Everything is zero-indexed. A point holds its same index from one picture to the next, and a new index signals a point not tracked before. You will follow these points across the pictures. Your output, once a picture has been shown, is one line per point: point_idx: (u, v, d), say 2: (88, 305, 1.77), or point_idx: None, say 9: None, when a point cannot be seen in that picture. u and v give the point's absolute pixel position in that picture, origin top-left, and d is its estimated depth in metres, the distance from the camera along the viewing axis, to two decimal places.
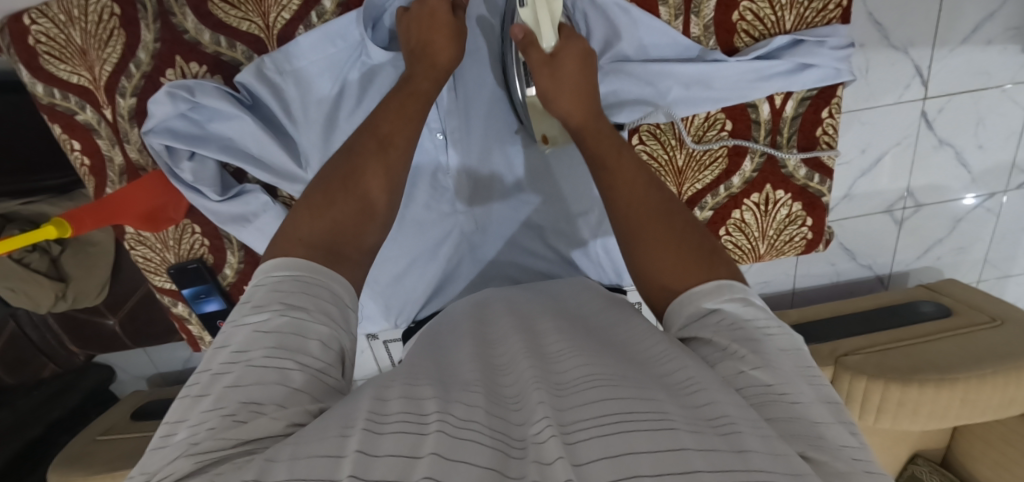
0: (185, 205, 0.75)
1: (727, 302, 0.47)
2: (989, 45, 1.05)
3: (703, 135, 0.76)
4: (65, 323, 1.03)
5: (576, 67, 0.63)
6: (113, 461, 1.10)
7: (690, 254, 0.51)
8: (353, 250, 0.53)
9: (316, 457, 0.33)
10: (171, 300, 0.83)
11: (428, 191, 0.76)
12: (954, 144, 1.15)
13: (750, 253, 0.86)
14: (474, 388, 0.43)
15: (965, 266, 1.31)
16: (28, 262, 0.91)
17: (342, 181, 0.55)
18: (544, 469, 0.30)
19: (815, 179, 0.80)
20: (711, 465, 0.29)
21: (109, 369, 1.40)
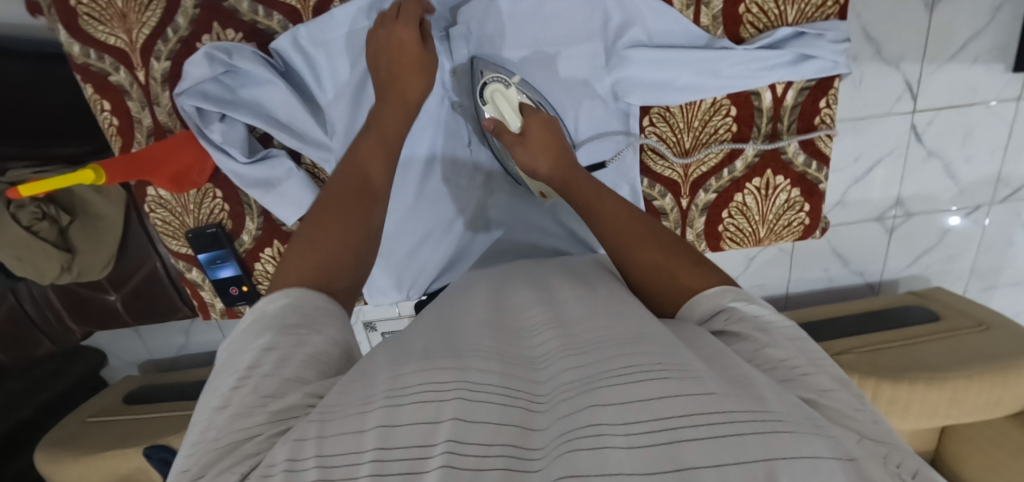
0: (210, 169, 0.76)
1: (734, 300, 0.51)
2: (975, 62, 1.11)
3: (709, 120, 0.80)
4: (65, 298, 1.02)
5: (543, 131, 0.69)
6: (106, 441, 1.09)
7: (687, 267, 0.56)
8: (342, 282, 0.56)
9: (343, 435, 0.36)
10: (185, 265, 0.84)
11: (447, 165, 0.80)
12: (943, 156, 1.20)
13: (750, 237, 0.89)
14: (497, 354, 0.45)
15: (953, 275, 1.35)
16: (36, 230, 0.88)
17: (343, 212, 0.59)
18: (574, 419, 0.34)
19: (812, 167, 0.84)
20: (736, 406, 0.34)
21: (101, 354, 1.39)
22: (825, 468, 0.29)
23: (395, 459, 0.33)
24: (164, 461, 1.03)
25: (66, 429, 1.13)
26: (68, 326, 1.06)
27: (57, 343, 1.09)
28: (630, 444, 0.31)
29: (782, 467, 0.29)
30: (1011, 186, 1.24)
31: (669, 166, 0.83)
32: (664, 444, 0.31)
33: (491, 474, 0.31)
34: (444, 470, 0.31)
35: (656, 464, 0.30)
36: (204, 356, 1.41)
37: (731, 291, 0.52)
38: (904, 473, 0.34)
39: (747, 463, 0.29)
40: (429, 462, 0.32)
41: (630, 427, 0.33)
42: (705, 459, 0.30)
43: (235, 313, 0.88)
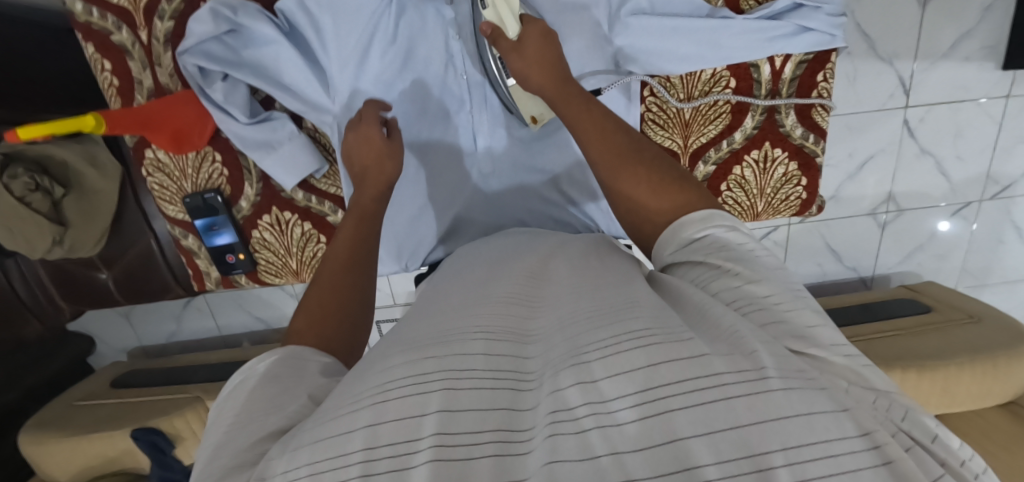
0: (210, 131, 0.76)
1: (711, 228, 0.50)
2: (966, 61, 1.13)
3: (708, 91, 0.81)
4: (56, 275, 1.01)
5: (542, 42, 0.65)
6: (91, 424, 1.07)
7: (668, 189, 0.55)
8: (352, 324, 0.55)
9: (335, 437, 0.35)
10: (182, 232, 0.84)
11: (450, 131, 0.79)
12: (934, 153, 1.22)
13: (747, 210, 0.88)
14: (486, 329, 0.43)
15: (944, 273, 1.36)
16: (29, 202, 0.85)
17: (327, 286, 0.56)
18: (563, 396, 0.33)
19: (809, 140, 0.83)
20: (731, 368, 0.32)
21: (89, 340, 1.37)
22: (820, 422, 0.29)
23: (382, 456, 0.33)
24: (151, 442, 1.02)
25: (50, 412, 1.11)
26: (57, 304, 1.05)
27: (45, 323, 1.07)
28: (621, 421, 0.31)
29: (775, 428, 0.28)
30: (1002, 185, 1.26)
31: (669, 136, 0.83)
32: (656, 415, 0.30)
33: (482, 461, 0.31)
34: (432, 464, 0.30)
35: (647, 439, 0.29)
36: (195, 342, 1.39)
37: (715, 216, 0.51)
38: (898, 419, 0.33)
39: (741, 427, 0.28)
40: (414, 457, 0.32)
41: (622, 400, 0.32)
42: (697, 426, 0.29)
43: (232, 285, 0.85)
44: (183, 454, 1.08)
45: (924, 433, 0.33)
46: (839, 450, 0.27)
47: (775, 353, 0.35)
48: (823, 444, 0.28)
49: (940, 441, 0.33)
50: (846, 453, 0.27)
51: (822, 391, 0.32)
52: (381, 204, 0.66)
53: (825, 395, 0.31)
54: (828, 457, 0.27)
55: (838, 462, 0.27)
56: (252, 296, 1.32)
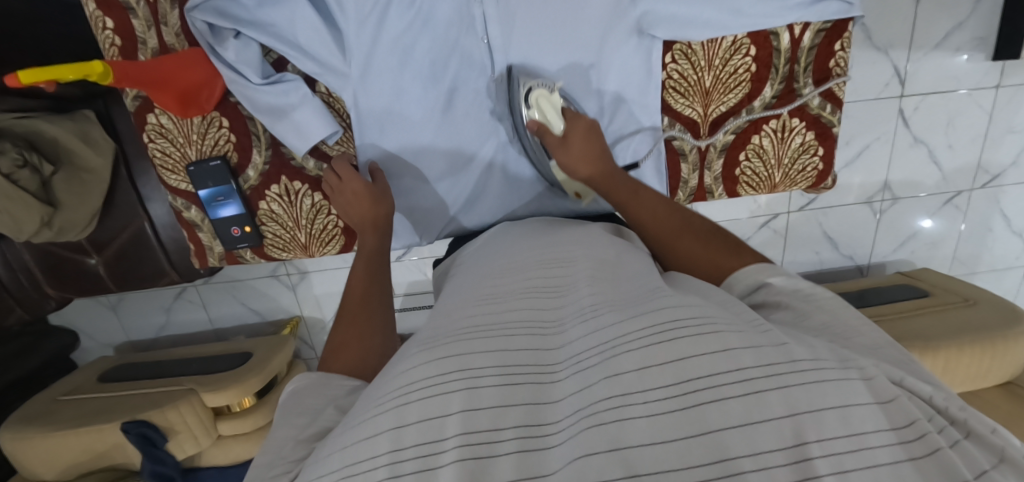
0: (219, 93, 0.62)
1: (771, 277, 0.49)
2: (957, 52, 1.16)
3: (729, 58, 0.68)
4: (43, 261, 0.96)
5: (587, 137, 0.62)
6: (76, 418, 1.01)
7: (726, 251, 0.54)
8: (388, 340, 0.56)
9: (362, 441, 0.35)
10: (185, 203, 0.69)
11: (470, 99, 0.69)
12: (928, 142, 1.24)
13: (765, 182, 0.75)
14: (509, 328, 0.42)
15: (935, 261, 1.39)
16: (17, 180, 0.78)
17: (359, 324, 0.55)
18: (590, 392, 0.34)
19: (825, 108, 0.71)
20: (760, 360, 0.33)
21: (73, 334, 1.31)
22: (856, 416, 0.30)
23: (407, 457, 0.33)
24: (143, 436, 0.98)
25: (31, 406, 1.05)
26: (43, 291, 1.00)
27: (29, 311, 1.02)
28: (652, 410, 0.31)
29: (804, 420, 0.29)
30: (990, 174, 1.28)
31: (688, 105, 0.71)
32: (683, 408, 0.31)
33: (506, 457, 0.32)
34: (457, 466, 0.31)
35: (677, 432, 0.30)
36: (187, 337, 1.34)
37: (769, 267, 0.50)
38: (954, 408, 0.34)
39: (773, 420, 0.30)
40: (442, 457, 0.32)
41: (651, 394, 0.32)
42: (727, 419, 0.30)
43: (237, 261, 0.71)
44: (176, 449, 1.03)
45: (982, 423, 0.33)
46: (874, 442, 0.29)
47: (806, 342, 0.36)
48: (859, 435, 0.29)
49: (1001, 434, 0.33)
50: (881, 443, 0.29)
51: (867, 383, 0.32)
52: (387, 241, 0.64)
53: (865, 385, 0.32)
54: (861, 448, 0.28)
55: (870, 450, 0.28)
56: (247, 287, 1.28)
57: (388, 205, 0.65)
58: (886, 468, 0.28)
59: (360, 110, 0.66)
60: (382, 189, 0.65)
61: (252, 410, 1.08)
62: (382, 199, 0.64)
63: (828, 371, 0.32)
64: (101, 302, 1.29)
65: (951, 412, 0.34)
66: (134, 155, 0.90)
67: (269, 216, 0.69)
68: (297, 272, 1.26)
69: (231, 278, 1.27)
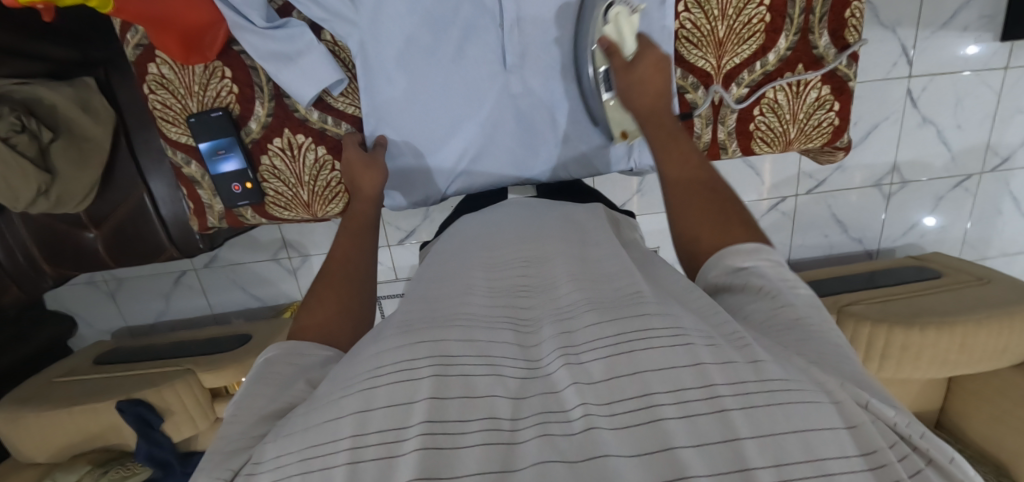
0: (224, 39, 0.58)
1: (761, 261, 0.42)
2: (965, 31, 1.15)
3: (743, 7, 0.58)
4: (38, 237, 0.93)
5: (658, 72, 0.54)
6: (71, 398, 0.98)
7: (734, 225, 0.47)
8: (365, 310, 0.52)
9: (324, 424, 0.31)
10: (183, 159, 0.65)
11: (481, 46, 0.61)
12: (936, 122, 1.23)
13: (778, 141, 0.66)
14: (486, 321, 0.39)
15: (946, 245, 1.37)
16: (14, 144, 0.76)
17: (335, 301, 0.51)
18: (558, 397, 0.30)
19: (841, 62, 0.61)
20: (731, 382, 0.28)
21: (70, 321, 1.28)
22: (818, 440, 0.25)
23: (370, 444, 0.28)
24: (138, 416, 0.95)
25: (23, 388, 1.02)
26: (40, 268, 0.97)
27: (25, 289, 0.99)
28: (607, 425, 0.27)
29: (765, 445, 0.25)
30: (1000, 155, 1.27)
31: (702, 57, 0.61)
32: (642, 423, 0.27)
33: (470, 450, 0.27)
34: (420, 454, 0.26)
35: (642, 446, 0.25)
36: (185, 323, 1.31)
37: (763, 249, 0.43)
38: (916, 436, 0.28)
39: (736, 441, 0.25)
40: (401, 446, 0.27)
41: (615, 406, 0.28)
42: (696, 436, 0.25)
43: (239, 222, 0.70)
44: (172, 431, 1.00)
45: (939, 452, 0.28)
46: (834, 467, 0.24)
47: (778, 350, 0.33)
48: (821, 463, 0.24)
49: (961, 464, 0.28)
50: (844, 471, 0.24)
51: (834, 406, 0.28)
52: (375, 206, 0.60)
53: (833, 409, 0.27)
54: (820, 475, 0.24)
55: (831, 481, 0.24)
56: (246, 271, 1.26)
57: (383, 178, 0.61)
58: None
59: (366, 62, 0.60)
60: (381, 179, 0.60)
61: None
62: (382, 172, 0.61)
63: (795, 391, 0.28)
64: (98, 288, 1.27)
65: (913, 440, 0.28)
66: (134, 125, 0.88)
67: (271, 172, 0.66)
68: (298, 255, 1.24)
69: (231, 260, 1.24)
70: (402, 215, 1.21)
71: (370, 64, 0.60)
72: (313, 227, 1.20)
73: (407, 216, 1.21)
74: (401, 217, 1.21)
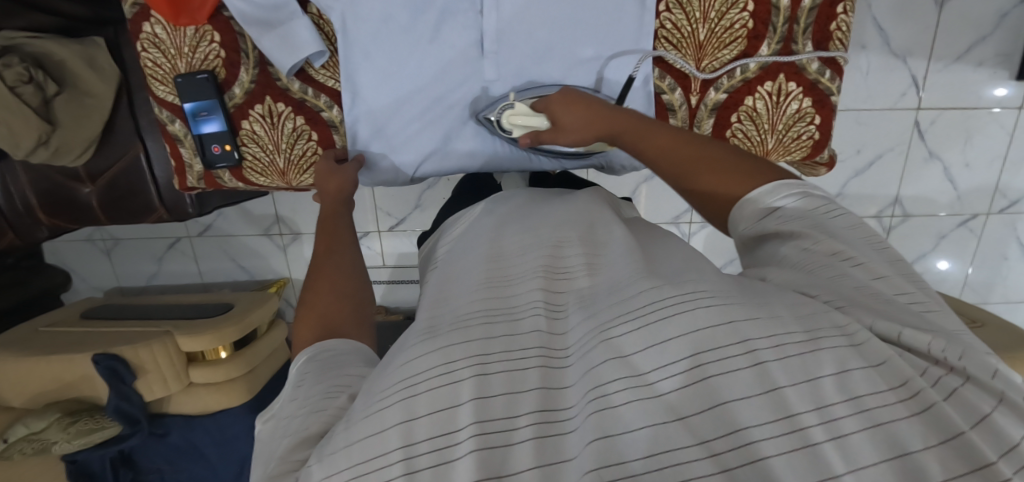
0: (212, 7, 0.59)
1: (788, 198, 0.45)
2: (979, 67, 1.12)
3: (725, 11, 0.58)
4: (36, 186, 0.97)
5: (571, 107, 0.59)
6: (53, 349, 1.01)
7: (749, 170, 0.49)
8: (363, 286, 0.56)
9: (371, 436, 0.33)
10: (168, 118, 0.67)
11: (458, 28, 0.62)
12: (942, 158, 1.20)
13: (754, 150, 0.65)
14: (520, 311, 0.41)
15: (946, 286, 1.32)
16: (20, 94, 0.80)
17: (328, 295, 0.52)
18: (594, 375, 0.33)
19: (825, 74, 0.61)
20: (765, 333, 0.31)
21: (65, 274, 1.33)
22: (853, 380, 0.29)
23: (423, 451, 0.32)
24: (110, 369, 0.96)
25: (11, 333, 1.06)
26: (36, 218, 1.01)
27: (20, 237, 1.04)
28: (661, 391, 0.31)
29: (804, 389, 0.29)
30: (1008, 198, 1.23)
31: (680, 58, 0.61)
32: (695, 383, 0.31)
33: (523, 444, 0.31)
34: (475, 455, 0.30)
35: (692, 406, 0.30)
36: (174, 288, 1.34)
37: (783, 183, 0.46)
38: (953, 358, 0.32)
39: (776, 390, 0.29)
40: (457, 448, 0.32)
41: (666, 368, 0.32)
42: (739, 390, 0.30)
43: (217, 184, 0.71)
44: (144, 389, 1.01)
45: (980, 369, 0.31)
46: (872, 402, 0.28)
47: (799, 309, 0.34)
48: (857, 399, 0.28)
49: (1001, 376, 0.31)
50: (880, 404, 0.28)
51: (857, 348, 0.31)
52: (345, 207, 0.64)
53: (854, 348, 0.31)
54: (861, 410, 0.28)
55: (871, 414, 0.28)
56: (238, 243, 1.28)
57: (352, 177, 0.65)
58: (884, 429, 0.27)
59: (348, 36, 0.62)
60: (349, 179, 0.64)
61: (224, 361, 1.07)
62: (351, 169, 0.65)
63: (821, 343, 0.31)
64: (95, 245, 1.31)
65: (949, 361, 0.32)
66: (136, 85, 0.90)
67: (251, 137, 0.67)
68: (289, 233, 1.26)
69: (225, 231, 1.27)
70: (395, 202, 1.22)
71: (352, 39, 0.62)
72: (307, 206, 1.22)
73: (400, 204, 1.22)
74: (393, 205, 1.23)
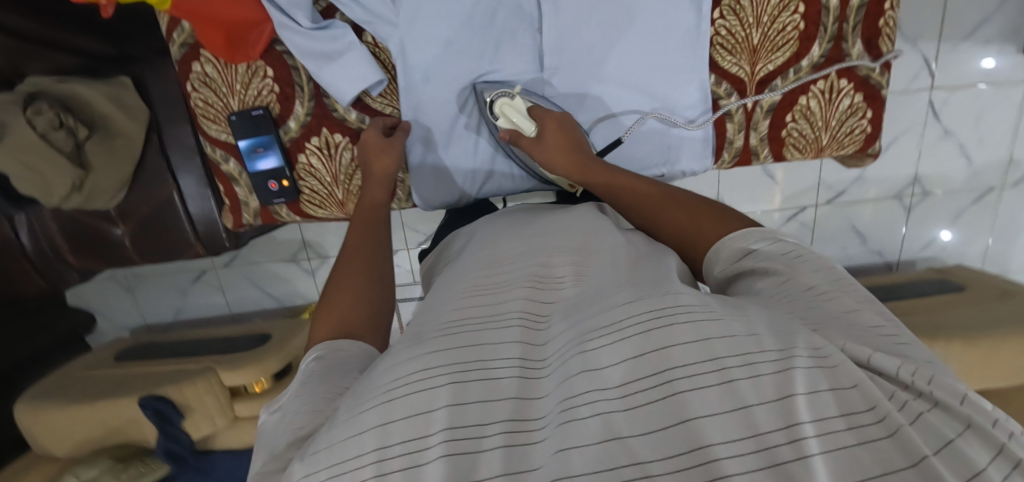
0: (269, 39, 0.60)
1: (760, 241, 0.44)
2: (987, 44, 1.15)
3: (777, 15, 0.60)
4: (65, 229, 0.95)
5: (561, 132, 0.60)
6: (92, 393, 0.99)
7: (713, 217, 0.49)
8: (385, 287, 0.53)
9: (348, 439, 0.31)
10: (222, 156, 0.67)
11: (516, 46, 0.63)
12: (957, 135, 1.22)
13: (810, 146, 0.68)
14: (499, 317, 0.39)
15: (968, 259, 1.35)
16: (52, 140, 0.79)
17: (343, 293, 0.50)
18: (569, 384, 0.31)
19: (875, 69, 0.64)
20: (736, 350, 0.30)
21: (90, 315, 1.30)
22: (823, 401, 0.27)
23: (395, 455, 0.30)
24: (157, 411, 0.95)
25: (45, 382, 1.03)
26: (66, 260, 0.99)
27: (49, 282, 1.02)
28: (629, 407, 0.29)
29: (774, 409, 0.27)
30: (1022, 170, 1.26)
31: (735, 64, 0.63)
32: (664, 398, 0.29)
33: (492, 452, 0.29)
34: (444, 460, 0.29)
35: (660, 421, 0.28)
36: (201, 321, 1.32)
37: (755, 230, 0.45)
38: (922, 382, 0.29)
39: (746, 408, 0.27)
40: (427, 453, 0.30)
41: (634, 381, 0.30)
42: (709, 405, 0.28)
43: (272, 219, 0.71)
44: (191, 428, 1.00)
45: (949, 394, 0.29)
46: (837, 427, 0.26)
47: (778, 323, 0.33)
48: (826, 422, 0.26)
49: (971, 402, 0.28)
50: (844, 429, 0.26)
51: (828, 370, 0.28)
52: (388, 192, 0.61)
53: (819, 369, 0.28)
54: (828, 434, 0.26)
55: (835, 437, 0.26)
56: (264, 271, 1.27)
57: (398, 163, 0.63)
58: (841, 453, 0.25)
59: (406, 63, 0.62)
60: (394, 162, 0.62)
61: (264, 394, 1.05)
62: (396, 155, 0.62)
63: (797, 360, 0.28)
64: (118, 282, 1.28)
65: (917, 386, 0.29)
66: (166, 122, 0.89)
67: (307, 171, 0.67)
68: (317, 257, 1.24)
69: (250, 260, 1.25)
70: (422, 219, 1.22)
71: (411, 67, 0.62)
72: (333, 229, 1.21)
73: (427, 220, 1.22)
74: (420, 221, 1.22)
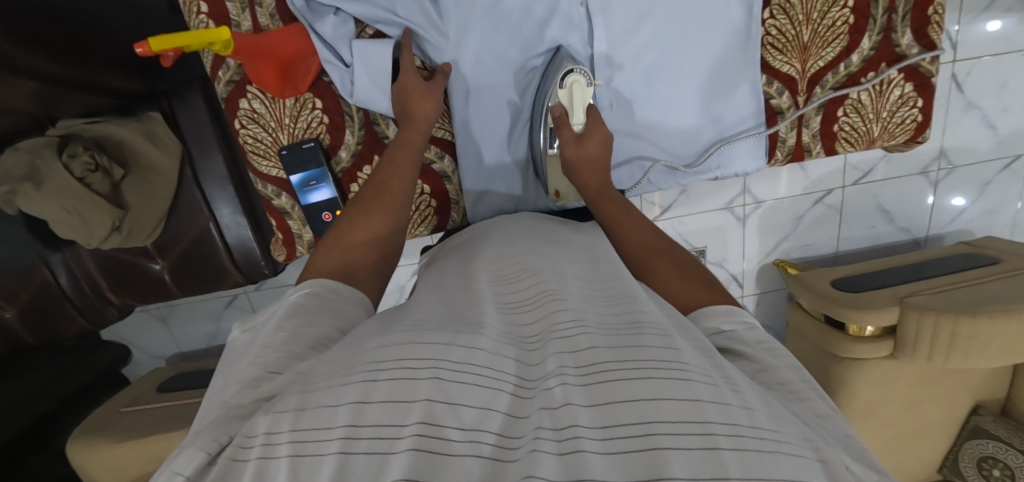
0: (316, 71, 0.65)
1: (735, 324, 0.46)
2: (1008, 12, 1.13)
3: (826, 12, 0.66)
4: (103, 267, 0.95)
5: (602, 146, 0.63)
6: (144, 428, 0.99)
7: (697, 285, 0.51)
8: (386, 249, 0.57)
9: (321, 409, 0.31)
10: (273, 191, 0.72)
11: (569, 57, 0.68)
12: (982, 107, 1.21)
13: (862, 140, 0.74)
14: (499, 336, 0.36)
15: (995, 228, 1.36)
16: (89, 183, 0.82)
17: (346, 246, 0.54)
18: (556, 414, 0.29)
19: (925, 59, 0.69)
20: (727, 424, 0.28)
21: (125, 347, 1.30)
22: None
23: (363, 438, 0.29)
24: None
25: (93, 419, 1.04)
26: (106, 298, 0.99)
27: (90, 321, 1.02)
28: (606, 452, 0.27)
29: None
30: None
31: (786, 62, 0.69)
32: (639, 451, 0.27)
33: (462, 460, 0.27)
34: (411, 454, 0.27)
35: (633, 474, 0.25)
36: None
37: (735, 311, 0.47)
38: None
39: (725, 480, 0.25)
40: (398, 444, 0.28)
41: (615, 431, 0.28)
42: (690, 469, 0.25)
43: None
44: None
45: None
46: None
47: (773, 407, 0.33)
48: None
49: None
50: None
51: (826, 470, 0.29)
52: (422, 138, 0.62)
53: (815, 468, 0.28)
54: None
55: None
56: None
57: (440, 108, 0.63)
58: None
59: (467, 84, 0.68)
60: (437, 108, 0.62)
61: None
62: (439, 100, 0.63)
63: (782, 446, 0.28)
64: (150, 314, 1.28)
65: None
66: (198, 153, 0.88)
67: None
68: None
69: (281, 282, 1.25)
70: None
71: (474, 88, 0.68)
72: None
73: None
74: None
